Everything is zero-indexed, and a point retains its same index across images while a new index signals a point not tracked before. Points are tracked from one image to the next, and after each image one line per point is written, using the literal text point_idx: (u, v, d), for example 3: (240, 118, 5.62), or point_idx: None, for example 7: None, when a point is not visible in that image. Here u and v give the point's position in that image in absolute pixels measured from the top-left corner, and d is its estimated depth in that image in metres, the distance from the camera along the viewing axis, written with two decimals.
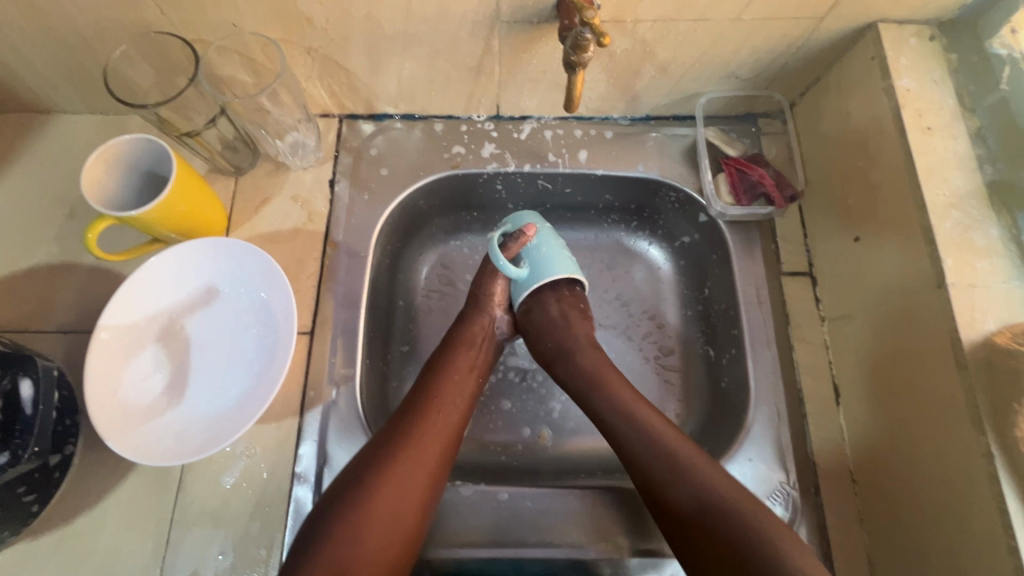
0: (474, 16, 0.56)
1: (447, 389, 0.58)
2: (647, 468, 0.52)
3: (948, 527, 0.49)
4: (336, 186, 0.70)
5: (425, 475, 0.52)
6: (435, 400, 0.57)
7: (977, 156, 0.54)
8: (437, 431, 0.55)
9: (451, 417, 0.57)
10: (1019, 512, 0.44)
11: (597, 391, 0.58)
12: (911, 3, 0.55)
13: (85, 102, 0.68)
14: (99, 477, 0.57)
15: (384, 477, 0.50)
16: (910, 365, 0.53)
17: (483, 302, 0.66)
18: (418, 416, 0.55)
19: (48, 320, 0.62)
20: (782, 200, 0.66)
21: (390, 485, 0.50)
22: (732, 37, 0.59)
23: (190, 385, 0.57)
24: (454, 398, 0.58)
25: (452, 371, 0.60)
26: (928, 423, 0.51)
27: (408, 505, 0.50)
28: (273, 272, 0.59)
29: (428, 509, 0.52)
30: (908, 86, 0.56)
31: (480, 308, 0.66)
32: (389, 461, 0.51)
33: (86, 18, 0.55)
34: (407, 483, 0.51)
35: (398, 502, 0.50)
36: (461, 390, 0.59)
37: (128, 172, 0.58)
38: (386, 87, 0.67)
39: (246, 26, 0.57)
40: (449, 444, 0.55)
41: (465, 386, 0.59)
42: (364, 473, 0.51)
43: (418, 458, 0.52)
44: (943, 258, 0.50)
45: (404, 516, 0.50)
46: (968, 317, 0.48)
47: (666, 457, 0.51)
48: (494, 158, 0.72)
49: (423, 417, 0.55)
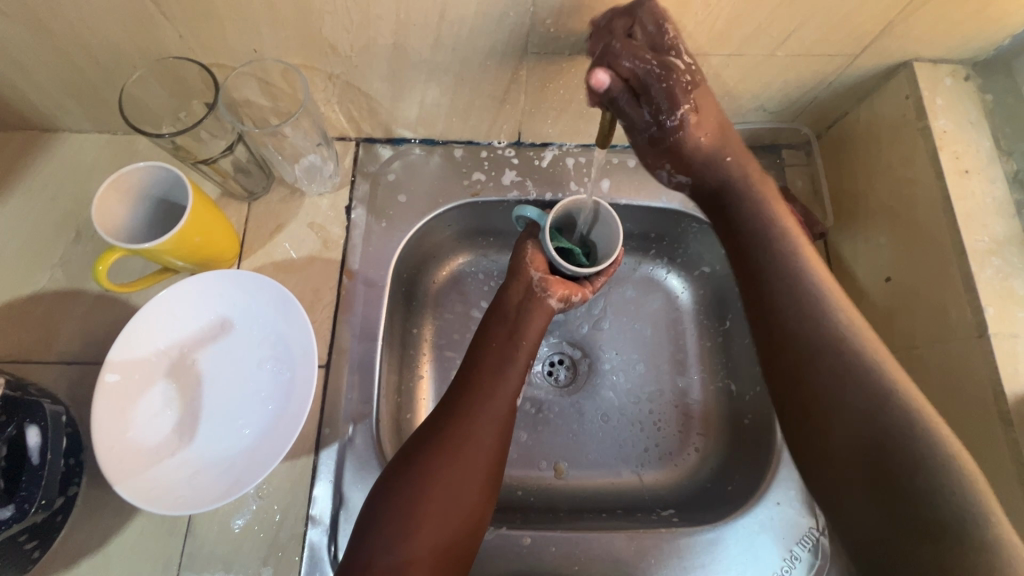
0: (504, 46, 0.55)
1: (491, 360, 0.58)
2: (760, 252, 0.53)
3: None
4: (352, 213, 0.68)
5: (479, 451, 0.52)
6: (480, 372, 0.57)
7: (1015, 201, 0.53)
8: (491, 397, 0.55)
9: (503, 389, 0.56)
10: None
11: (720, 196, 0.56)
12: (948, 43, 0.55)
13: (93, 122, 0.66)
14: (103, 518, 0.55)
15: (440, 464, 0.50)
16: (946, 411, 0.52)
17: (519, 269, 0.64)
18: (463, 396, 0.55)
19: (52, 351, 0.60)
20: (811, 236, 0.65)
21: (449, 465, 0.50)
22: (765, 71, 0.58)
23: (200, 424, 0.55)
24: (502, 367, 0.58)
25: (496, 342, 0.60)
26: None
27: (468, 485, 0.51)
28: (288, 306, 0.56)
29: (492, 486, 0.52)
30: (945, 127, 0.55)
31: (515, 275, 0.64)
32: (436, 452, 0.51)
33: (101, 40, 0.52)
34: (462, 458, 0.51)
35: (456, 483, 0.50)
36: (510, 357, 0.59)
37: (141, 200, 0.56)
38: (407, 113, 0.66)
39: (268, 52, 0.55)
40: (501, 416, 0.55)
41: (512, 353, 0.59)
42: (418, 459, 0.51)
43: (469, 436, 0.52)
44: (984, 307, 0.49)
45: (470, 489, 0.51)
46: (1011, 369, 0.47)
47: (837, 337, 0.47)
48: (515, 185, 0.71)
49: (470, 395, 0.55)
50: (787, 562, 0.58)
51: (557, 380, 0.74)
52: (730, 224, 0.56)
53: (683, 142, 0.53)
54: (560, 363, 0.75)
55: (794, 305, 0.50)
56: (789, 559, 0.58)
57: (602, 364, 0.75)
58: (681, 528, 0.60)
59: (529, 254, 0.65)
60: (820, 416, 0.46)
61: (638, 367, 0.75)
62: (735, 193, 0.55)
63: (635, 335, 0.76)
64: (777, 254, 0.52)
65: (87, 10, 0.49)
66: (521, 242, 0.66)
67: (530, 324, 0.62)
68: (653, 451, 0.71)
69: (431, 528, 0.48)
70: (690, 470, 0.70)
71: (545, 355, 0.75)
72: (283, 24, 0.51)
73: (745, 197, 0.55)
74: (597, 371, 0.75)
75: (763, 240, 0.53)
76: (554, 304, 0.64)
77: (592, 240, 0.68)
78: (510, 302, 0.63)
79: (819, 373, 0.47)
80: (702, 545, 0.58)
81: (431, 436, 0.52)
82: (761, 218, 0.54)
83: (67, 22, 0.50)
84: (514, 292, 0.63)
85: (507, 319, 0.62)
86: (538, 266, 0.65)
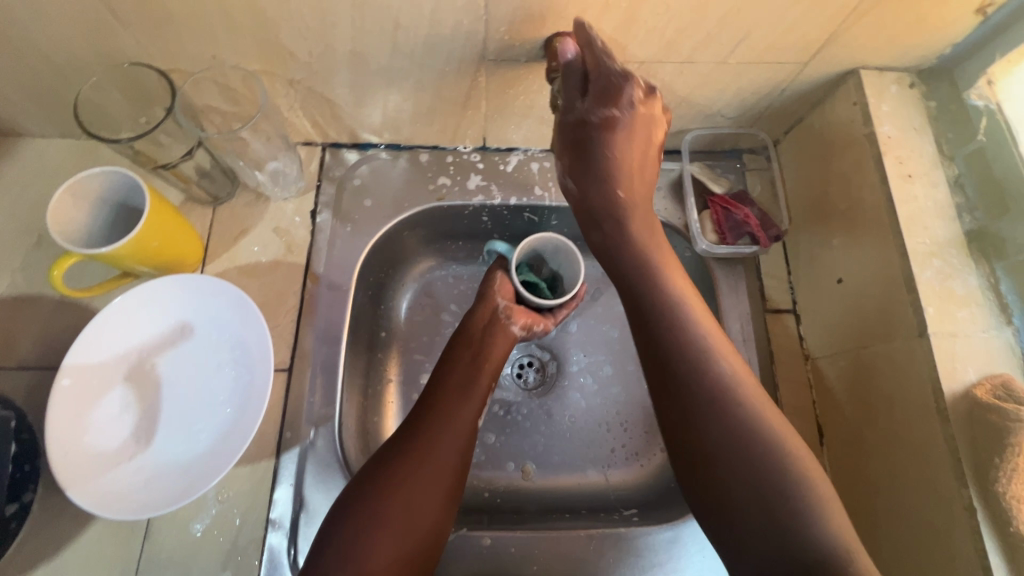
0: (461, 53, 0.56)
1: (456, 384, 0.59)
2: (640, 298, 0.54)
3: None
4: (317, 217, 0.69)
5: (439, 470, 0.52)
6: (445, 392, 0.58)
7: (956, 204, 0.55)
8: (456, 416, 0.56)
9: (467, 408, 0.57)
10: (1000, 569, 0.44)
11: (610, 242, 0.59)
12: (891, 52, 0.56)
13: (55, 127, 0.65)
14: (59, 525, 0.54)
15: (402, 480, 0.50)
16: (893, 410, 0.53)
17: (487, 295, 0.66)
18: (425, 417, 0.55)
19: (9, 356, 0.59)
20: (767, 239, 0.66)
21: (410, 482, 0.50)
22: (719, 78, 0.59)
23: (158, 428, 0.55)
24: (466, 387, 0.59)
25: (463, 364, 0.61)
26: (905, 465, 0.52)
27: (426, 504, 0.50)
28: (246, 310, 0.57)
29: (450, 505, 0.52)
30: (889, 133, 0.57)
31: (482, 301, 0.66)
32: (399, 464, 0.51)
33: (57, 46, 0.53)
34: (423, 476, 0.51)
35: (416, 499, 0.50)
36: (471, 382, 0.59)
37: (99, 205, 0.56)
38: (371, 118, 0.66)
39: (226, 58, 0.55)
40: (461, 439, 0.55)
41: (477, 374, 0.60)
42: (379, 473, 0.51)
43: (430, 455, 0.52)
44: (924, 307, 0.51)
45: (428, 508, 0.50)
46: (950, 367, 0.49)
47: (714, 379, 0.47)
48: (480, 190, 0.72)
49: (433, 416, 0.55)
50: None
51: (525, 382, 0.75)
52: (618, 267, 0.58)
53: (597, 148, 0.57)
54: (529, 365, 0.76)
55: (672, 334, 0.50)
56: None
57: (570, 366, 0.76)
58: (641, 526, 0.61)
59: (498, 282, 0.67)
60: (696, 439, 0.46)
61: (605, 368, 0.76)
62: (622, 237, 0.58)
63: (602, 337, 0.77)
64: (656, 298, 0.53)
65: (42, 17, 0.49)
66: (490, 276, 0.68)
67: (495, 348, 0.63)
68: (619, 451, 0.72)
69: (388, 543, 0.48)
70: (655, 470, 0.71)
71: (514, 358, 0.76)
72: (240, 30, 0.52)
73: (630, 245, 0.58)
74: (565, 373, 0.75)
75: (647, 285, 0.55)
76: (516, 331, 0.66)
77: (557, 273, 0.71)
78: (477, 325, 0.64)
79: (690, 398, 0.47)
80: (660, 543, 0.59)
81: (394, 452, 0.53)
82: (644, 265, 0.56)
83: (23, 28, 0.50)
84: (482, 316, 0.65)
85: (472, 340, 0.63)
86: (506, 295, 0.67)
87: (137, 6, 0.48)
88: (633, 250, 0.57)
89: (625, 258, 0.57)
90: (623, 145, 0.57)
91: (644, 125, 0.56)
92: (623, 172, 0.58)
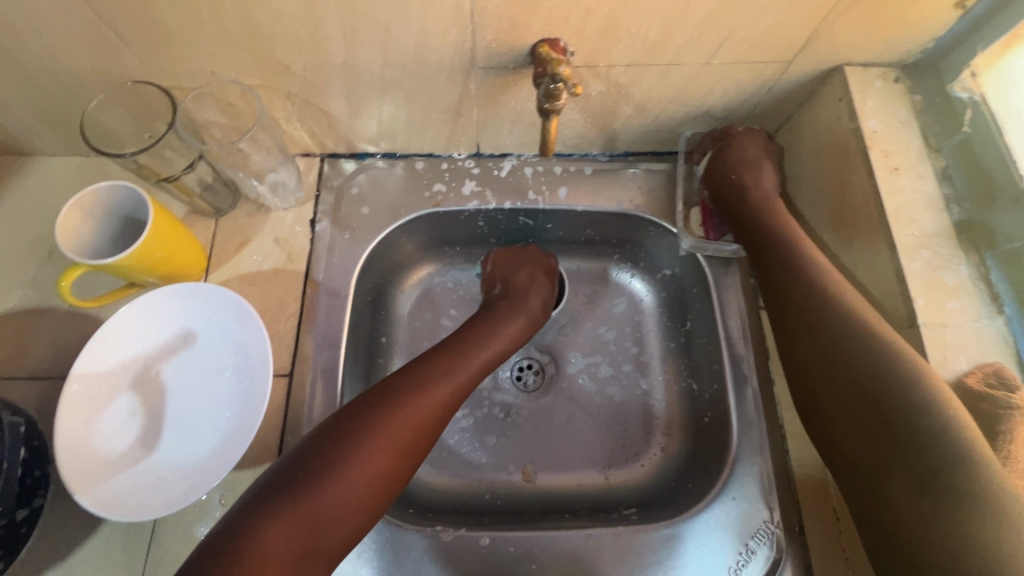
0: (451, 63, 0.57)
1: (478, 355, 0.60)
2: (789, 276, 0.58)
3: None
4: (316, 226, 0.70)
5: (425, 419, 0.53)
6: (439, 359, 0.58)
7: (944, 195, 0.55)
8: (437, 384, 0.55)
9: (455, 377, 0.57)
10: None
11: (759, 222, 0.63)
12: (875, 48, 0.57)
13: (66, 145, 0.68)
14: (69, 529, 0.56)
15: (394, 419, 0.51)
16: None
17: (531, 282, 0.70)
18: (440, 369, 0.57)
19: (22, 367, 0.61)
20: None
21: (401, 418, 0.52)
22: (705, 79, 0.61)
23: (163, 433, 0.56)
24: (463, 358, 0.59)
25: (490, 338, 0.63)
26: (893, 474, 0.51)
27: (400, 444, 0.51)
28: (246, 316, 0.58)
29: (415, 453, 0.53)
30: (875, 127, 0.58)
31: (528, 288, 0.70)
32: (398, 405, 0.52)
33: (65, 67, 0.55)
34: (413, 419, 0.52)
35: (399, 437, 0.51)
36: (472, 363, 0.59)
37: (106, 219, 0.58)
38: (367, 129, 0.68)
39: (225, 74, 0.58)
40: (447, 401, 0.55)
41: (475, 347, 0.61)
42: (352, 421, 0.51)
43: (430, 405, 0.54)
44: (914, 298, 0.51)
45: (402, 449, 0.51)
46: (941, 357, 0.49)
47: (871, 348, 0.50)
48: (475, 195, 0.73)
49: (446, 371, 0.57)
50: (743, 555, 0.58)
51: (525, 385, 0.76)
52: (765, 250, 0.61)
53: (730, 155, 0.66)
54: (528, 368, 0.77)
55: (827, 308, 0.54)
56: (745, 552, 0.58)
57: (568, 367, 0.76)
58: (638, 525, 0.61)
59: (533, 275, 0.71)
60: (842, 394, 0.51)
61: (602, 368, 0.76)
62: (762, 220, 0.63)
63: (599, 338, 0.77)
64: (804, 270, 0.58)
65: (51, 41, 0.52)
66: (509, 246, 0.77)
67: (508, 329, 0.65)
68: (620, 451, 0.72)
69: (365, 471, 0.49)
70: (655, 469, 0.71)
71: (512, 361, 0.77)
72: (238, 47, 0.54)
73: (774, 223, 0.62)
74: (563, 374, 0.76)
75: (790, 262, 0.59)
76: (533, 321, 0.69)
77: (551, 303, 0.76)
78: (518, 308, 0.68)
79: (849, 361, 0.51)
80: (661, 541, 0.59)
81: (394, 389, 0.54)
82: (790, 244, 0.60)
83: (32, 50, 0.53)
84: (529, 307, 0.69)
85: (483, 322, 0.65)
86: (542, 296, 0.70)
87: (138, 26, 0.51)
88: (781, 237, 0.61)
89: (774, 241, 0.61)
90: (751, 154, 0.66)
91: (748, 144, 0.66)
92: (753, 171, 0.66)
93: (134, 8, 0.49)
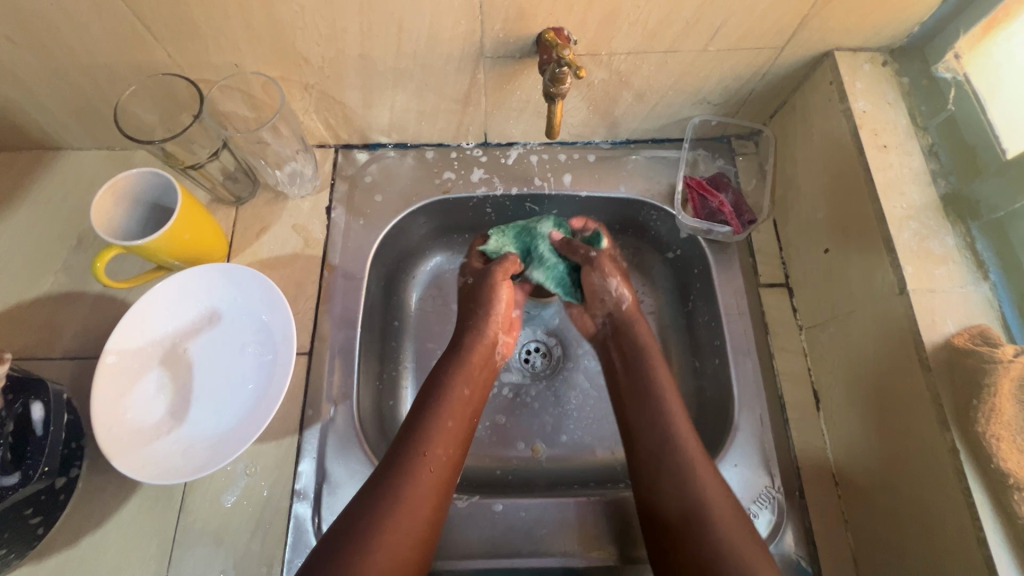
0: (460, 53, 0.60)
1: (441, 435, 0.58)
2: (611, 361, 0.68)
3: (921, 539, 0.52)
4: (332, 213, 0.73)
5: (428, 512, 0.53)
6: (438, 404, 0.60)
7: (931, 171, 0.59)
8: (445, 438, 0.58)
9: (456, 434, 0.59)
10: (992, 525, 0.46)
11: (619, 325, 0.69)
12: (862, 33, 0.60)
13: (94, 139, 0.72)
14: (103, 498, 0.59)
15: (392, 519, 0.51)
16: (888, 383, 0.56)
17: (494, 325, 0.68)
18: (411, 458, 0.55)
19: (55, 348, 0.64)
20: (741, 225, 0.71)
21: (416, 492, 0.53)
22: (702, 66, 0.64)
23: (192, 406, 0.59)
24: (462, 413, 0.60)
25: (446, 410, 0.59)
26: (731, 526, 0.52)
27: (407, 544, 0.50)
28: (271, 295, 0.62)
29: (432, 545, 0.53)
30: (864, 108, 0.61)
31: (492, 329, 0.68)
32: (387, 504, 0.51)
33: (98, 61, 0.59)
34: (413, 509, 0.52)
35: (404, 534, 0.51)
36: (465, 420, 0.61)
37: (135, 203, 0.61)
38: (380, 119, 0.71)
39: (248, 66, 0.61)
40: (455, 457, 0.58)
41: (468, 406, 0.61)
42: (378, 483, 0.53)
43: (423, 492, 0.53)
44: (903, 266, 0.54)
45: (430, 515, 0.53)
46: (929, 320, 0.52)
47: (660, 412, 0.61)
48: (483, 182, 0.76)
49: (416, 458, 0.55)
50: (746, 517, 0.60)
51: (533, 367, 0.78)
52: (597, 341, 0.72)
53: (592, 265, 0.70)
54: (535, 351, 0.80)
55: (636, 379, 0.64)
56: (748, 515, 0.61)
57: (575, 349, 0.79)
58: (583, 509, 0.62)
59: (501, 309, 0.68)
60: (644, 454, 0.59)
61: None
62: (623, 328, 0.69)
63: None
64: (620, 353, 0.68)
65: (85, 36, 0.55)
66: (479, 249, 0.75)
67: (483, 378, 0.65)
68: None
69: (408, 534, 0.51)
70: None
71: (520, 344, 0.80)
72: (260, 41, 0.57)
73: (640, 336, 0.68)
74: (571, 355, 0.79)
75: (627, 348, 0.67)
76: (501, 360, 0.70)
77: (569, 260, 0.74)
78: (474, 357, 0.65)
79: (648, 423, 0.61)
80: None
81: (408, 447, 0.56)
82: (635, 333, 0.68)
83: (68, 45, 0.56)
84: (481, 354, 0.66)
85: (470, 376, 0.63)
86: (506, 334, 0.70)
87: (168, 21, 0.54)
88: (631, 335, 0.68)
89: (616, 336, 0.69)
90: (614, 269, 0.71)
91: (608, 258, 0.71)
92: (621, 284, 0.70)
93: (165, 3, 0.52)
